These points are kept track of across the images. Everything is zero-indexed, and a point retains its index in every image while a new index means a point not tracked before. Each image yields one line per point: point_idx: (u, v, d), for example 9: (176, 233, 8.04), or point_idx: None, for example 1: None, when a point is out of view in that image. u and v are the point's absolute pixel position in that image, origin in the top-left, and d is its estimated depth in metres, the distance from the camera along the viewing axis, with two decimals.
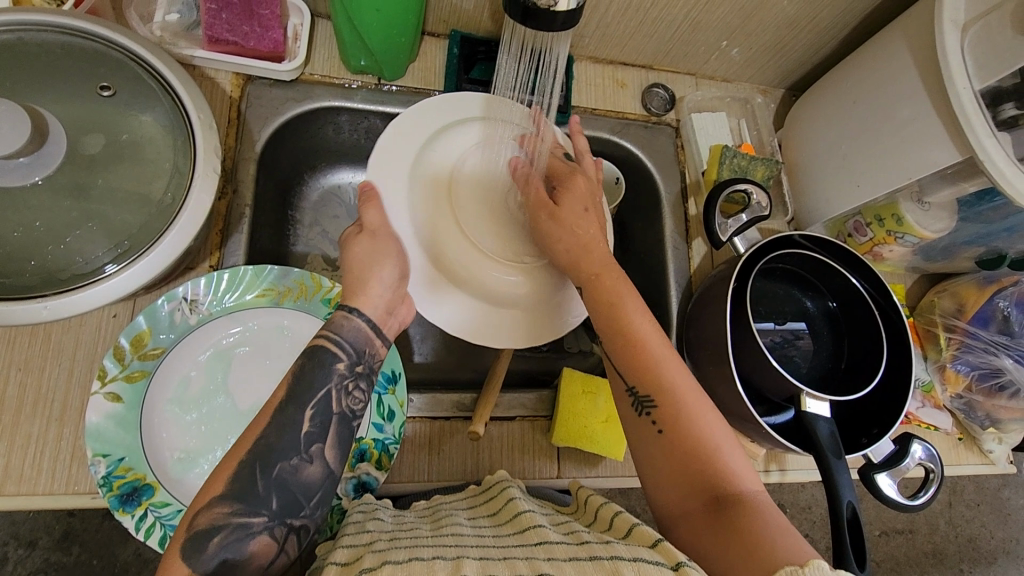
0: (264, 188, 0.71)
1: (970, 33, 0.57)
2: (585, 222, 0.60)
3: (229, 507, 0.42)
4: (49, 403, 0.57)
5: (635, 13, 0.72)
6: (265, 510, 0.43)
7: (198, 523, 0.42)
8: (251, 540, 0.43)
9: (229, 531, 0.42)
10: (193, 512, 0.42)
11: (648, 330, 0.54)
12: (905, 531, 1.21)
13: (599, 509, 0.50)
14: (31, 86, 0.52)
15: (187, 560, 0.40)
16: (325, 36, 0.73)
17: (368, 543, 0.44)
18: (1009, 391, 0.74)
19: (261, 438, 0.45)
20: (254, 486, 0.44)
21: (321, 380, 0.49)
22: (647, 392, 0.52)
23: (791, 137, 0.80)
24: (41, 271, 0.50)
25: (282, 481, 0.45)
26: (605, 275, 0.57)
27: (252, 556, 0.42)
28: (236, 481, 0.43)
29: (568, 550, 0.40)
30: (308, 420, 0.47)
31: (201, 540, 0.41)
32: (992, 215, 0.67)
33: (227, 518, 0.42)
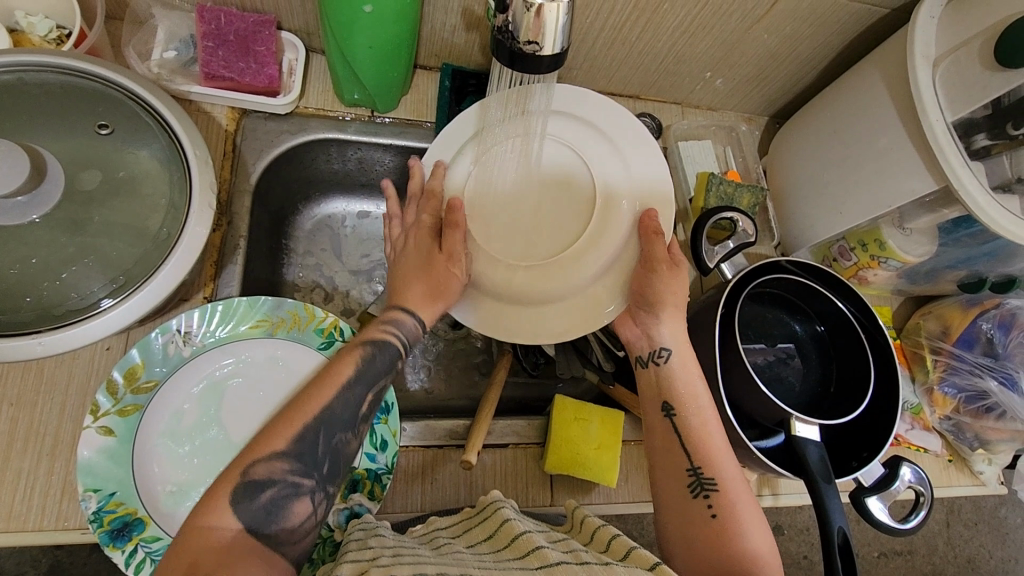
0: (258, 218, 0.72)
1: (941, 68, 0.59)
2: (675, 331, 0.63)
3: (287, 465, 0.46)
4: (40, 439, 0.57)
5: (621, 47, 0.75)
6: (315, 474, 0.47)
7: (255, 473, 0.45)
8: (295, 500, 0.46)
9: (281, 487, 0.45)
10: (248, 461, 0.46)
11: (712, 427, 0.59)
12: (903, 552, 1.21)
13: (596, 530, 0.50)
14: (27, 126, 0.53)
15: (237, 504, 0.43)
16: (319, 70, 0.75)
17: (373, 558, 0.44)
18: (996, 413, 0.75)
19: (321, 407, 0.49)
20: (314, 450, 0.47)
21: (382, 366, 0.54)
22: (710, 477, 0.57)
23: (776, 164, 0.82)
24: (36, 307, 0.50)
25: (336, 450, 0.49)
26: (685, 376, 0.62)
27: (290, 515, 0.45)
28: (298, 441, 0.47)
29: (568, 568, 0.41)
30: (364, 401, 0.52)
31: (253, 490, 0.44)
32: (970, 241, 0.70)
33: (282, 476, 0.45)
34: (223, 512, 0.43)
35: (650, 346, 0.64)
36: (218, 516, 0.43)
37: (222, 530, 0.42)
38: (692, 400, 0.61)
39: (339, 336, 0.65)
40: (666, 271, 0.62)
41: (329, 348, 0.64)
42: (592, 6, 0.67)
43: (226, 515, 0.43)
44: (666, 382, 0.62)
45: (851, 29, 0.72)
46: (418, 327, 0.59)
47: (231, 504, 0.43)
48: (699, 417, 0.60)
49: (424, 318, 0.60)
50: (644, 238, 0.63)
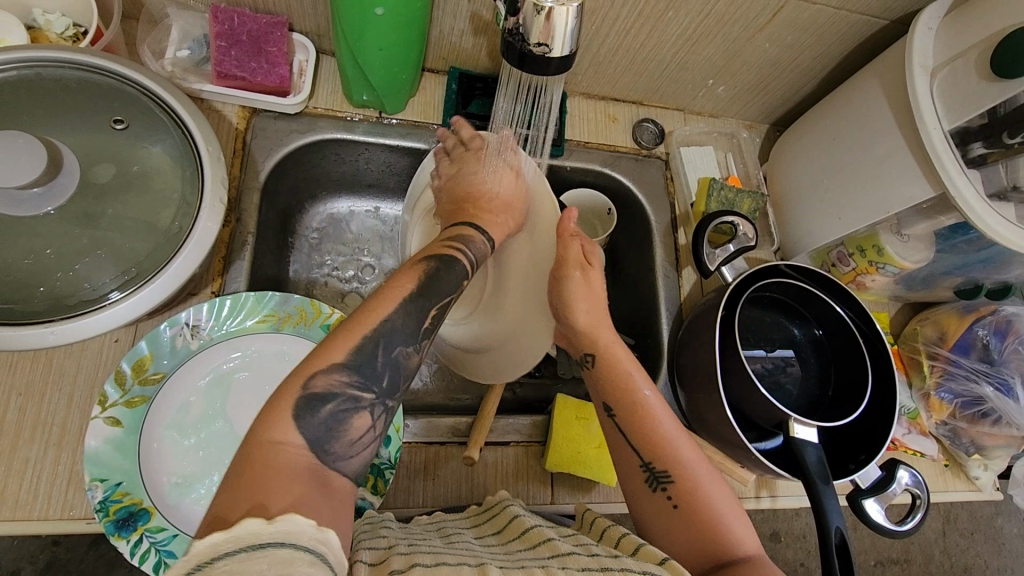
0: (266, 215, 0.73)
1: (939, 78, 0.60)
2: (617, 352, 0.62)
3: (347, 377, 0.44)
4: (47, 428, 0.58)
5: (626, 53, 0.76)
6: (374, 388, 0.45)
7: (315, 386, 0.43)
8: (354, 415, 0.43)
9: (340, 402, 0.43)
10: (307, 373, 0.43)
11: (659, 416, 0.58)
12: (900, 560, 1.21)
13: (606, 530, 0.51)
14: (43, 120, 0.54)
15: (300, 419, 0.41)
16: (329, 71, 0.76)
17: (390, 548, 0.45)
18: (992, 418, 0.76)
19: (382, 320, 0.48)
20: (372, 363, 0.46)
21: (447, 285, 0.54)
22: (662, 468, 0.55)
23: (776, 170, 0.83)
24: (49, 297, 0.51)
25: (397, 363, 0.47)
26: (623, 368, 0.61)
27: (353, 429, 0.43)
28: (357, 353, 0.45)
29: (580, 559, 0.42)
30: (428, 317, 0.51)
31: (314, 404, 0.42)
32: (967, 247, 0.71)
33: (344, 389, 0.43)
34: (286, 427, 0.40)
35: (578, 351, 0.64)
36: (282, 431, 0.40)
37: (292, 451, 0.39)
38: (631, 393, 0.59)
39: None
40: (579, 275, 0.63)
41: None
42: (598, 13, 0.69)
43: (290, 432, 0.40)
44: (601, 379, 0.61)
45: (851, 39, 0.73)
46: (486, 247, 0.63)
47: (293, 420, 0.41)
48: (637, 413, 0.58)
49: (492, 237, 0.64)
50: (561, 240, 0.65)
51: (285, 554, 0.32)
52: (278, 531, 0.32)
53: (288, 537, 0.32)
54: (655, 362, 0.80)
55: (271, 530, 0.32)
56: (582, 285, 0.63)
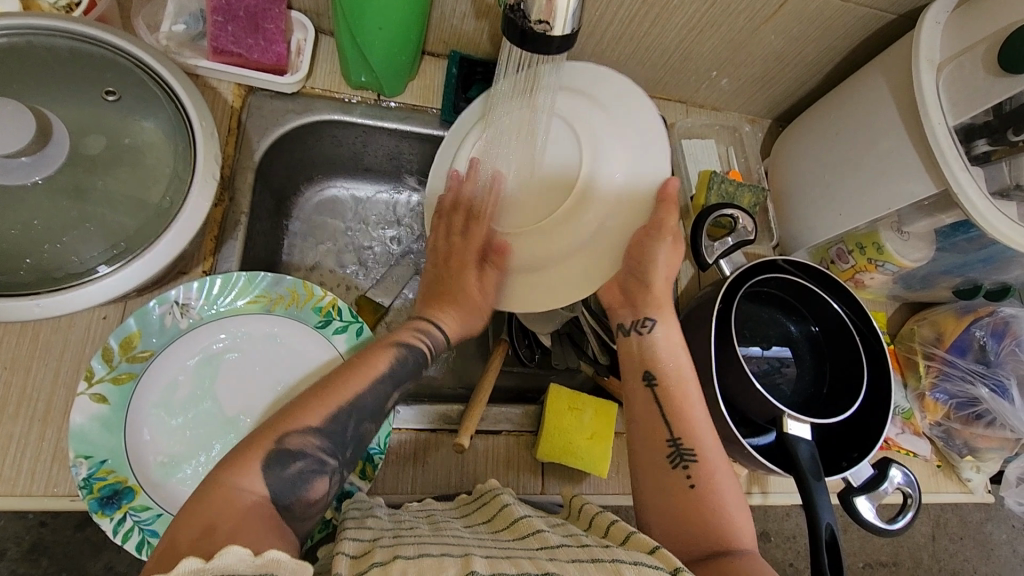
0: (260, 196, 0.72)
1: (945, 72, 0.59)
2: (672, 333, 0.65)
3: (319, 441, 0.48)
4: (32, 403, 0.57)
5: (628, 42, 0.75)
6: (339, 456, 0.49)
7: (288, 443, 0.46)
8: (317, 478, 0.47)
9: (308, 462, 0.46)
10: (279, 432, 0.47)
11: (693, 400, 0.60)
12: (888, 563, 1.21)
13: (595, 517, 0.51)
14: (33, 89, 0.52)
15: (269, 470, 0.44)
16: (328, 51, 0.75)
17: (374, 539, 0.44)
18: (986, 419, 0.76)
19: (354, 395, 0.51)
20: (343, 432, 0.50)
21: (411, 366, 0.57)
22: (690, 446, 0.57)
23: (778, 165, 0.83)
24: (36, 269, 0.50)
25: (360, 438, 0.51)
26: (668, 355, 0.63)
27: (315, 488, 0.46)
28: (331, 421, 0.49)
29: (570, 551, 0.41)
30: (389, 398, 0.54)
31: (285, 459, 0.45)
32: (967, 246, 0.70)
33: (314, 450, 0.47)
34: (252, 475, 0.44)
35: (633, 314, 0.66)
36: (247, 479, 0.43)
37: (249, 491, 0.43)
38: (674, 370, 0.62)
39: (337, 315, 0.65)
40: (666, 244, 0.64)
41: (327, 326, 0.65)
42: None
43: (256, 479, 0.44)
44: (647, 350, 0.63)
45: (857, 32, 0.72)
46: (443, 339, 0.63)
47: (262, 469, 0.44)
48: (678, 387, 0.61)
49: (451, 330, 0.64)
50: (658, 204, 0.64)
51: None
52: (218, 565, 0.35)
53: (228, 569, 0.35)
54: None
55: (211, 565, 0.34)
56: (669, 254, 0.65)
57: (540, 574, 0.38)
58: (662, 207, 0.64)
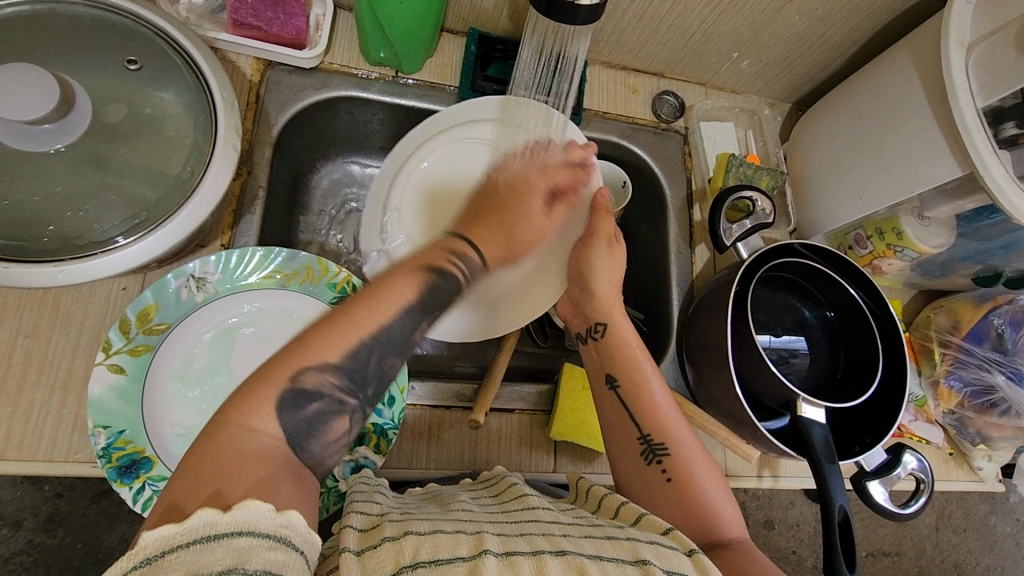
0: (277, 172, 0.72)
1: (975, 53, 0.59)
2: (627, 332, 0.63)
3: (337, 378, 0.41)
4: (53, 371, 0.57)
5: (650, 21, 0.74)
6: (359, 395, 0.43)
7: (304, 381, 0.40)
8: (335, 417, 0.42)
9: (326, 402, 0.40)
10: (295, 366, 0.40)
11: (660, 399, 0.59)
12: (892, 553, 1.22)
13: (603, 498, 0.51)
14: (55, 57, 0.52)
15: (282, 412, 0.39)
16: (346, 27, 0.74)
17: (383, 514, 0.42)
18: (1000, 408, 0.76)
19: (380, 326, 0.43)
20: (363, 368, 0.42)
21: (443, 298, 0.47)
22: (660, 441, 0.56)
23: (797, 149, 0.82)
24: (58, 237, 0.50)
25: (384, 373, 0.44)
26: (627, 355, 0.61)
27: (331, 431, 0.41)
28: (351, 356, 0.42)
29: (581, 529, 0.42)
30: (419, 330, 0.45)
31: (300, 400, 0.40)
32: (990, 231, 0.69)
33: (331, 388, 0.41)
34: (263, 417, 0.38)
35: (587, 323, 0.65)
36: (258, 419, 0.38)
37: (260, 435, 0.38)
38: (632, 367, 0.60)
39: (351, 291, 0.65)
40: (607, 248, 0.65)
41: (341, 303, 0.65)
42: None
43: (267, 421, 0.39)
44: (607, 350, 0.62)
45: (885, 12, 0.71)
46: (481, 264, 0.52)
47: (274, 410, 0.39)
48: (640, 386, 0.59)
49: (485, 255, 0.53)
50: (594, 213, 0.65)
51: (241, 543, 0.30)
52: (237, 521, 0.31)
53: (247, 526, 0.31)
54: (664, 338, 0.79)
55: (228, 521, 0.31)
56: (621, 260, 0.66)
57: (556, 552, 0.37)
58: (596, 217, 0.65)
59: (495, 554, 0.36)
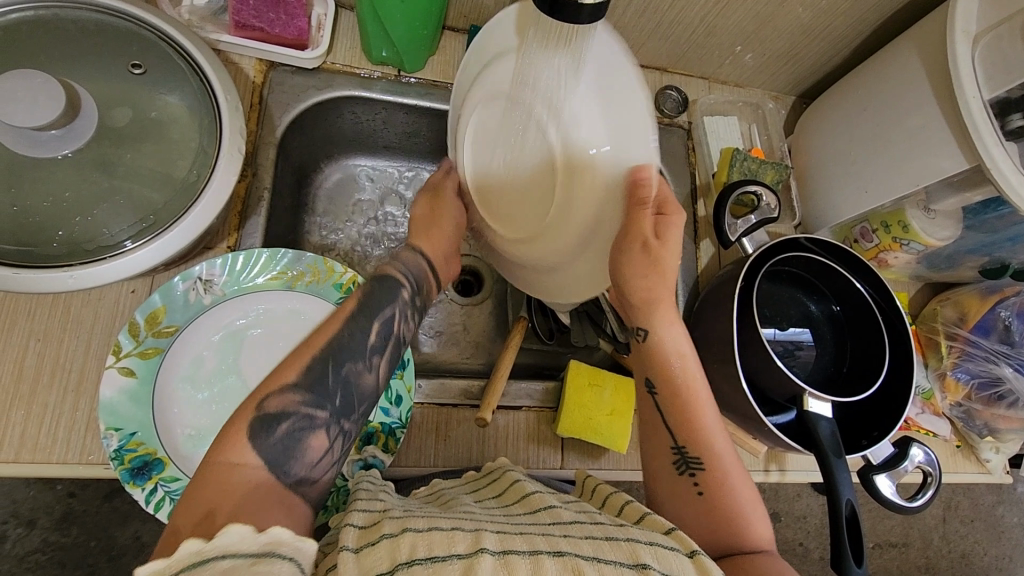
0: (282, 173, 0.72)
1: (981, 44, 0.58)
2: (674, 333, 0.60)
3: (300, 395, 0.45)
4: (66, 374, 0.58)
5: (653, 15, 0.74)
6: (327, 406, 0.46)
7: (269, 405, 0.44)
8: (310, 434, 0.44)
9: (295, 419, 0.44)
10: (260, 395, 0.44)
11: (703, 406, 0.58)
12: (898, 544, 1.22)
13: (609, 496, 0.51)
14: (61, 63, 0.53)
15: (254, 438, 0.42)
16: (348, 27, 0.74)
17: (384, 511, 0.42)
18: (1008, 401, 0.76)
19: (329, 339, 0.49)
20: (324, 380, 0.46)
21: (384, 298, 0.54)
22: (694, 453, 0.56)
23: (802, 142, 0.81)
24: (68, 241, 0.51)
25: (347, 381, 0.48)
26: (667, 358, 0.59)
27: (310, 449, 0.44)
28: (306, 371, 0.46)
29: (583, 528, 0.41)
30: (370, 330, 0.51)
31: (268, 423, 0.43)
32: (997, 223, 0.69)
33: (297, 406, 0.44)
34: (242, 449, 0.41)
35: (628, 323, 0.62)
36: (237, 453, 0.41)
37: (244, 468, 0.41)
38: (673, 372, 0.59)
39: None
40: (641, 253, 0.58)
41: None
42: None
43: (247, 452, 0.41)
44: (648, 354, 0.60)
45: (889, 2, 0.70)
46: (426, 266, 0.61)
47: (248, 440, 0.42)
48: (681, 394, 0.58)
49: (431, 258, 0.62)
50: (635, 205, 0.57)
51: (227, 564, 0.33)
52: (221, 546, 0.33)
53: (231, 548, 0.33)
54: None
55: (212, 547, 0.33)
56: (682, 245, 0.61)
57: (553, 553, 0.36)
58: (636, 215, 0.57)
59: (492, 553, 0.35)
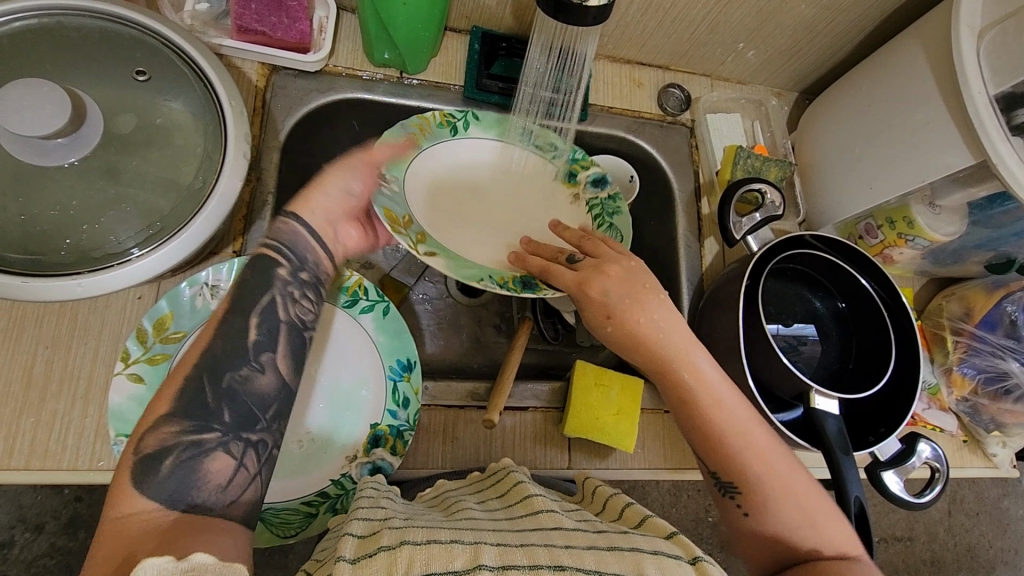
0: (286, 177, 0.72)
1: (986, 39, 0.58)
2: (657, 317, 0.57)
3: (177, 425, 0.43)
4: (74, 381, 0.58)
5: (655, 13, 0.74)
6: (216, 424, 0.44)
7: (147, 444, 0.42)
8: (205, 458, 0.43)
9: (179, 450, 0.42)
10: (140, 435, 0.42)
11: (723, 413, 0.55)
12: (904, 538, 1.22)
13: (609, 499, 0.52)
14: (66, 71, 0.53)
15: (139, 483, 0.40)
16: (349, 29, 0.74)
17: (384, 519, 0.42)
18: (1014, 395, 0.76)
19: (202, 352, 0.46)
20: (203, 398, 0.44)
21: (265, 289, 0.49)
22: (727, 475, 0.54)
23: (805, 139, 0.81)
24: (75, 249, 0.51)
25: (232, 393, 0.45)
26: (671, 367, 0.57)
27: (210, 470, 0.42)
28: (183, 397, 0.44)
29: (586, 537, 0.41)
30: (252, 328, 0.47)
31: (154, 463, 0.41)
32: (1003, 219, 0.68)
33: (177, 437, 0.42)
34: (132, 495, 0.40)
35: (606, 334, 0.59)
36: (131, 501, 0.39)
37: (138, 514, 0.39)
38: (680, 384, 0.56)
39: (364, 295, 0.65)
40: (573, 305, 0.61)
41: (355, 306, 0.65)
42: None
43: (139, 498, 0.40)
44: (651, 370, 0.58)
45: None
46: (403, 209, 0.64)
47: (136, 485, 0.40)
48: (696, 409, 0.55)
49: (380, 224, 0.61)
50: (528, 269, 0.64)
51: None
52: None
53: None
54: None
55: None
56: (615, 276, 0.59)
57: (553, 567, 0.36)
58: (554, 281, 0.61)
59: (490, 569, 0.35)
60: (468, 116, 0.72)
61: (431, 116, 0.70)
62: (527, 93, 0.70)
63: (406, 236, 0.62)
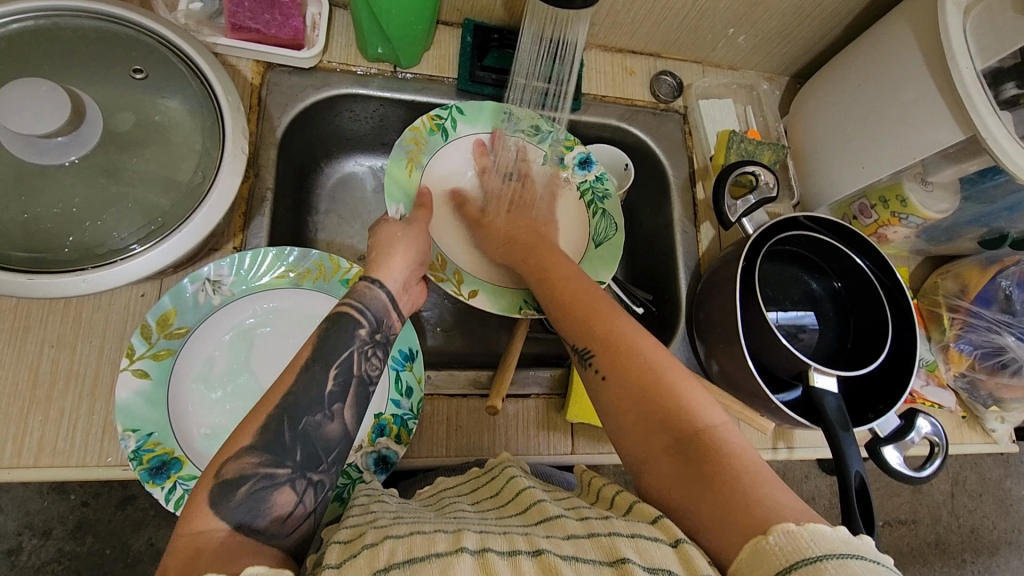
0: (284, 174, 0.73)
1: (972, 16, 0.59)
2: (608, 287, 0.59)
3: (256, 458, 0.43)
4: (80, 379, 0.59)
5: (644, 1, 0.74)
6: (289, 462, 0.44)
7: (225, 473, 0.42)
8: (274, 491, 0.43)
9: (255, 481, 0.42)
10: (216, 467, 0.43)
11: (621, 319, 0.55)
12: (908, 520, 1.23)
13: (600, 487, 0.51)
14: (63, 70, 0.53)
15: (214, 505, 0.40)
16: (342, 24, 0.75)
17: (371, 521, 0.43)
18: (1011, 369, 0.76)
19: (285, 394, 0.46)
20: (280, 439, 0.44)
21: (335, 342, 0.50)
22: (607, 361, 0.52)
23: (797, 121, 0.82)
24: (78, 246, 0.51)
25: (306, 435, 0.45)
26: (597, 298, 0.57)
27: (276, 505, 0.42)
28: (263, 432, 0.44)
29: (568, 525, 0.40)
30: (332, 378, 0.48)
31: (228, 490, 0.41)
32: (995, 193, 0.69)
33: (254, 469, 0.43)
34: (205, 516, 0.40)
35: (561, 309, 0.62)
36: (204, 521, 0.40)
37: (204, 534, 0.39)
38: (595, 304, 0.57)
39: None
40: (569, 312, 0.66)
41: None
42: None
43: (211, 519, 0.40)
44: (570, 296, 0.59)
45: None
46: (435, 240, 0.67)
47: (212, 508, 0.40)
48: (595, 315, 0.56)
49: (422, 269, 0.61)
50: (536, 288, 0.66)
51: None
52: None
53: None
54: (675, 317, 0.80)
55: None
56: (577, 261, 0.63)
57: (533, 552, 0.36)
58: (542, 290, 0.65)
59: (471, 552, 0.36)
60: (453, 112, 0.73)
61: (420, 125, 0.72)
62: (520, 84, 0.70)
63: (448, 281, 0.68)
